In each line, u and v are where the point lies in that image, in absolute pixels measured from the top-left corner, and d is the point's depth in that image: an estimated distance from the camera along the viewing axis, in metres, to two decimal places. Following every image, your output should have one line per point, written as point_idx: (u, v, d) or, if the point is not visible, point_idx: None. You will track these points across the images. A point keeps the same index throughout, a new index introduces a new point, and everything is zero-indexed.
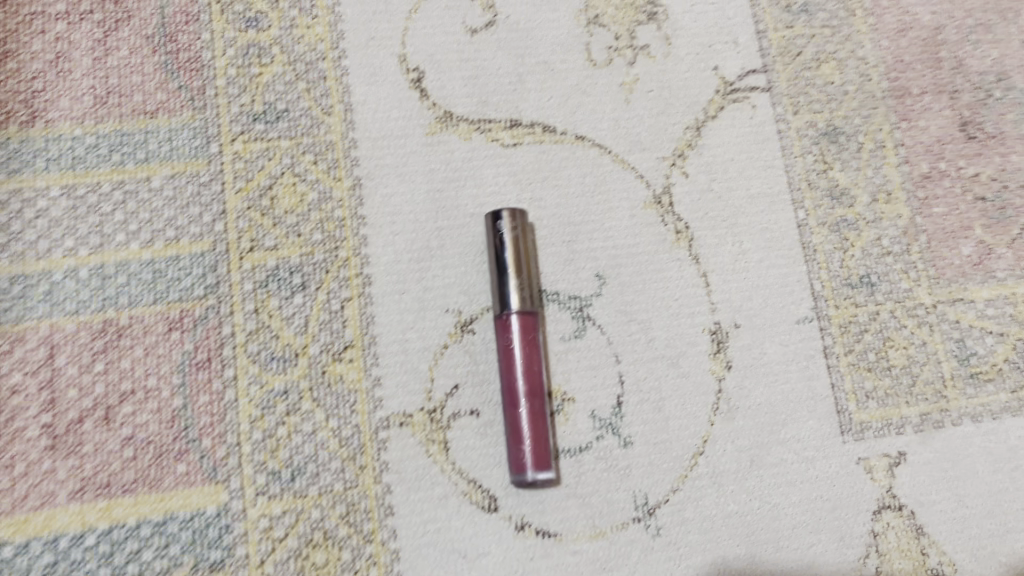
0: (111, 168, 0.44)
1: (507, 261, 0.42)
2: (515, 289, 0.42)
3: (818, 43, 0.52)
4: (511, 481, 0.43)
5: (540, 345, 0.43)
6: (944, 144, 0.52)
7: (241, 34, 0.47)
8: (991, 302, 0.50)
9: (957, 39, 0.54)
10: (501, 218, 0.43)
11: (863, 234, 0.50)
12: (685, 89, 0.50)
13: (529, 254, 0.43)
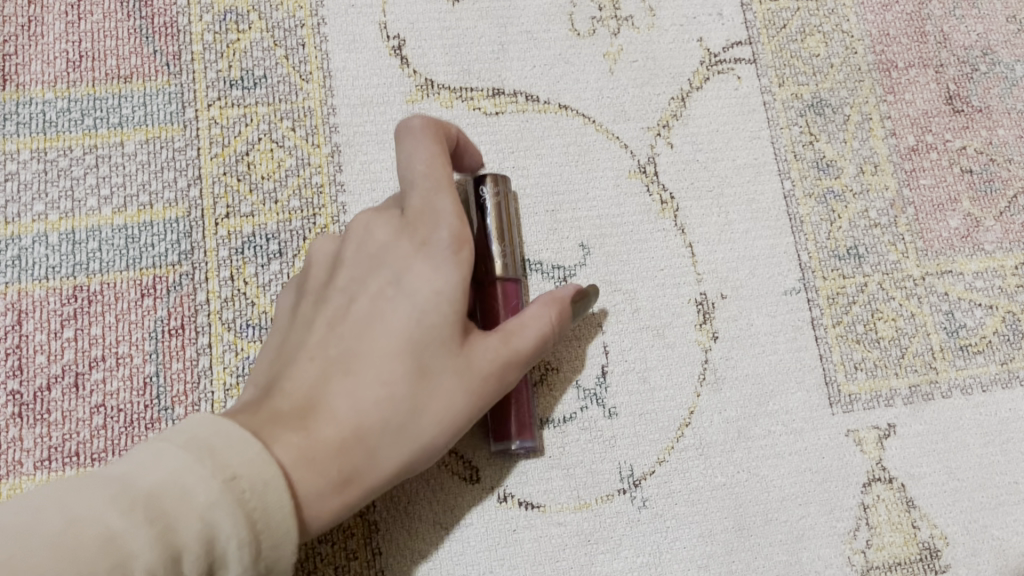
0: (83, 132, 0.43)
1: (488, 220, 0.42)
2: (497, 255, 0.42)
3: (802, 17, 0.52)
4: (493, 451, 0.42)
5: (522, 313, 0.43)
6: (930, 118, 0.51)
7: (218, 0, 0.46)
8: (979, 274, 0.49)
9: (943, 14, 0.53)
10: (482, 179, 0.43)
11: (850, 206, 0.49)
12: (670, 60, 0.50)
13: (510, 217, 0.43)
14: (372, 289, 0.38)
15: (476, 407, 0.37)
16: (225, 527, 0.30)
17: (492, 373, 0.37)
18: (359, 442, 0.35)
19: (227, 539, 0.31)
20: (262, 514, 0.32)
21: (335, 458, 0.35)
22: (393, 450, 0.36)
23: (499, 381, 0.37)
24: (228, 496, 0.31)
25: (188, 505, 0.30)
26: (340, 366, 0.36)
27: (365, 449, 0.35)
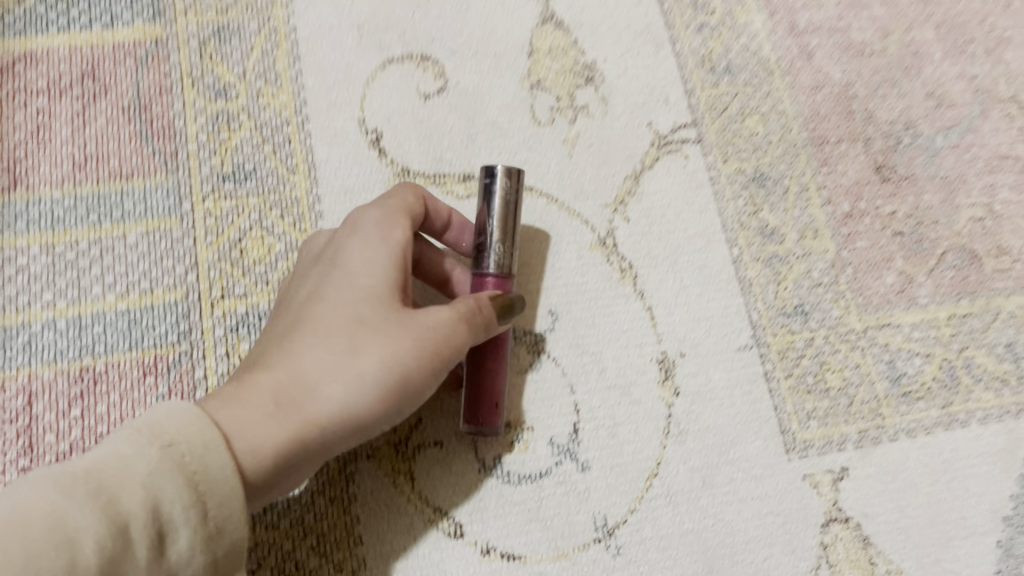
0: (88, 226, 0.47)
1: (492, 216, 0.44)
2: (496, 251, 0.45)
3: (741, 100, 0.58)
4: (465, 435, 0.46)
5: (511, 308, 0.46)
6: (862, 186, 0.57)
7: (210, 103, 0.51)
8: (916, 326, 0.54)
9: (867, 94, 0.60)
10: (493, 172, 0.45)
11: (794, 268, 0.54)
12: (623, 143, 0.55)
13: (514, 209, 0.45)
14: (312, 279, 0.43)
15: (414, 361, 0.40)
16: (169, 492, 0.32)
17: (430, 329, 0.40)
18: (299, 397, 0.38)
19: (172, 503, 0.32)
20: (205, 472, 0.33)
21: (276, 413, 0.37)
22: (333, 402, 0.38)
23: (433, 337, 0.40)
24: (168, 459, 0.33)
25: (131, 477, 0.32)
26: (283, 335, 0.41)
27: (305, 404, 0.38)
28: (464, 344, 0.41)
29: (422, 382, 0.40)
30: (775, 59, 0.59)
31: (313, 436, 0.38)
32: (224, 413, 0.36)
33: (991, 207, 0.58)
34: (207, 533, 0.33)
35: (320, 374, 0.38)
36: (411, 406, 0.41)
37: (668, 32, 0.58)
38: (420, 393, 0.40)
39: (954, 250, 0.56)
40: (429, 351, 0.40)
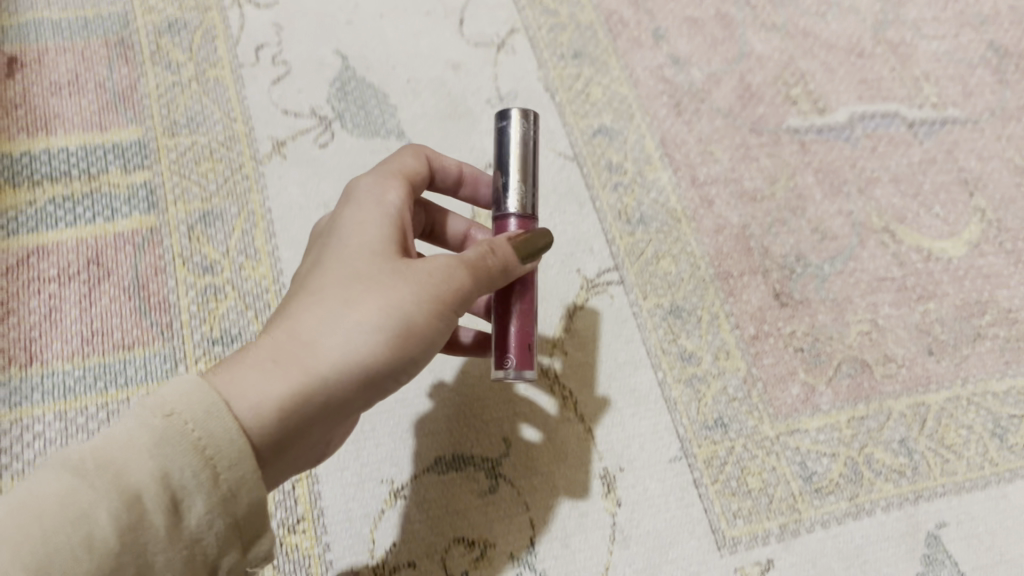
0: (97, 392, 0.56)
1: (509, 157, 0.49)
2: (515, 192, 0.50)
3: (655, 245, 0.68)
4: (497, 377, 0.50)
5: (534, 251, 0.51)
6: (765, 311, 0.66)
7: (199, 278, 0.60)
8: (821, 429, 0.62)
9: (762, 232, 0.70)
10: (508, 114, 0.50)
11: (711, 385, 0.62)
12: (556, 289, 0.65)
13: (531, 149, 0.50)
14: (313, 254, 0.47)
15: (409, 312, 0.43)
16: (179, 460, 0.36)
17: (420, 287, 0.44)
18: (304, 348, 0.42)
19: (180, 470, 0.36)
20: (211, 440, 0.37)
21: (281, 366, 0.41)
22: (337, 352, 0.42)
23: (425, 288, 0.44)
24: (169, 426, 0.37)
25: (137, 451, 0.36)
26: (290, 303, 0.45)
27: (309, 354, 0.42)
28: (463, 290, 0.45)
29: (424, 327, 0.44)
30: (680, 208, 0.70)
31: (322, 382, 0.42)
32: (235, 371, 0.40)
33: (876, 322, 0.68)
34: (221, 493, 0.37)
35: (322, 331, 0.42)
36: (417, 355, 0.44)
37: (588, 192, 0.69)
38: (423, 341, 0.44)
39: (848, 361, 0.65)
40: (422, 301, 0.43)
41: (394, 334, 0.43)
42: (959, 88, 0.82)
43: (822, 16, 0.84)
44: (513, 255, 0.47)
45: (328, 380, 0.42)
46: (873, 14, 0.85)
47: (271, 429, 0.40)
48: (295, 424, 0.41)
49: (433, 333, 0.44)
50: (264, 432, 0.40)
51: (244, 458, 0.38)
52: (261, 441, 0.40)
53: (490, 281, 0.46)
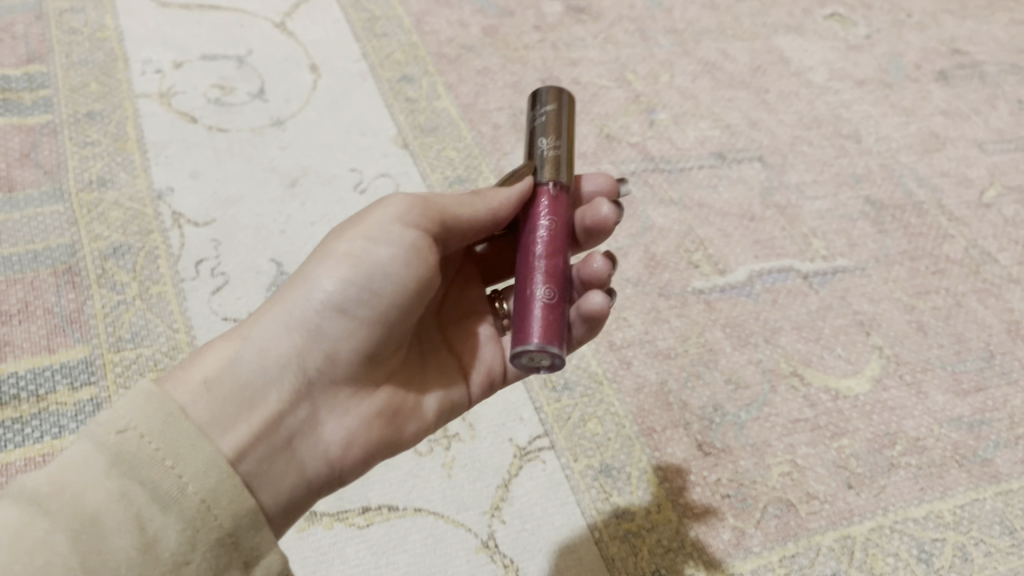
0: None
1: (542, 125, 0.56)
2: (545, 164, 0.55)
3: (581, 408, 0.73)
4: (517, 352, 0.52)
5: (563, 230, 0.54)
6: (690, 462, 0.71)
7: None
8: (755, 571, 0.66)
9: (679, 387, 0.75)
10: (545, 94, 0.56)
11: (646, 538, 0.66)
12: (491, 459, 0.69)
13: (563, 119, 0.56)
14: None
15: (335, 250, 0.53)
16: (134, 474, 0.44)
17: (343, 233, 0.54)
18: (243, 327, 0.52)
19: (138, 473, 0.44)
20: (168, 446, 0.45)
21: (224, 348, 0.51)
22: (267, 315, 0.52)
23: (358, 223, 0.53)
24: (122, 440, 0.44)
25: (95, 475, 0.43)
26: None
27: (247, 326, 0.52)
28: (394, 211, 0.53)
29: (360, 249, 0.52)
30: (601, 372, 0.75)
31: (261, 337, 0.51)
32: (186, 362, 0.51)
33: (795, 462, 0.72)
34: (178, 476, 0.45)
35: (258, 311, 0.53)
36: (377, 273, 0.52)
37: None
38: (366, 262, 0.52)
39: (773, 501, 0.69)
40: (346, 236, 0.53)
41: (326, 277, 0.52)
42: (844, 240, 0.91)
43: (713, 188, 0.93)
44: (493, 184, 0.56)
45: (265, 332, 0.52)
46: (759, 182, 0.95)
47: (218, 392, 0.49)
48: (242, 393, 0.50)
49: (372, 248, 0.52)
50: (208, 409, 0.48)
51: (182, 420, 0.46)
52: (211, 403, 0.48)
53: (464, 199, 0.55)
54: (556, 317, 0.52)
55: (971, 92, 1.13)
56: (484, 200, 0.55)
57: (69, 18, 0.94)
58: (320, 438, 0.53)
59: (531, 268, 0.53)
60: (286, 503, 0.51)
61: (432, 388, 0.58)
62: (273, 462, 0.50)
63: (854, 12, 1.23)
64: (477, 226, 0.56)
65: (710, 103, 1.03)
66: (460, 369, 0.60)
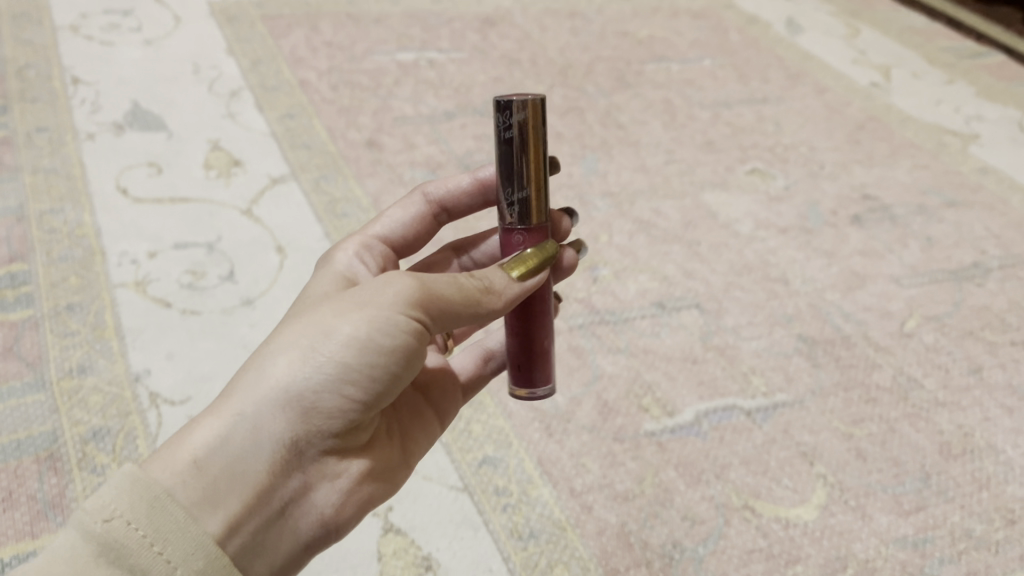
0: None
1: (524, 146, 0.61)
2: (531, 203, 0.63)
3: (547, 555, 0.76)
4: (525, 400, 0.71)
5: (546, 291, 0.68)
6: None
7: None
8: None
9: (639, 527, 0.79)
10: (520, 112, 0.60)
11: None
12: None
13: (539, 130, 0.61)
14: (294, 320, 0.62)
15: (334, 331, 0.55)
16: (123, 562, 0.49)
17: (340, 310, 0.55)
18: (233, 399, 0.54)
19: (127, 558, 0.49)
20: (155, 533, 0.50)
21: (215, 418, 0.54)
22: (258, 392, 0.54)
23: (361, 304, 0.55)
24: (109, 528, 0.50)
25: (83, 564, 0.49)
26: None
27: (238, 402, 0.54)
28: (389, 305, 0.55)
29: (360, 333, 0.54)
30: (564, 518, 0.79)
31: (252, 412, 0.54)
32: (174, 437, 0.54)
33: None
34: (164, 562, 0.50)
35: (247, 381, 0.55)
36: (371, 355, 0.54)
37: (480, 517, 0.79)
38: (364, 349, 0.54)
39: None
40: (346, 318, 0.55)
41: (324, 360, 0.54)
42: (782, 376, 0.98)
43: (656, 335, 1.01)
44: (506, 281, 0.61)
45: (256, 409, 0.54)
46: (698, 327, 1.03)
47: (206, 472, 0.53)
48: (233, 469, 0.53)
49: (367, 343, 0.54)
50: (197, 489, 0.52)
51: (169, 506, 0.51)
52: (198, 484, 0.52)
53: (473, 300, 0.58)
54: (544, 376, 0.70)
55: (884, 232, 1.24)
56: (489, 299, 0.59)
57: (49, 218, 1.02)
58: (313, 504, 0.56)
59: (530, 330, 0.68)
60: (277, 564, 0.55)
61: (410, 428, 0.67)
62: (265, 532, 0.54)
63: (772, 166, 1.35)
64: (483, 318, 0.59)
65: (647, 258, 1.12)
66: (421, 394, 0.69)
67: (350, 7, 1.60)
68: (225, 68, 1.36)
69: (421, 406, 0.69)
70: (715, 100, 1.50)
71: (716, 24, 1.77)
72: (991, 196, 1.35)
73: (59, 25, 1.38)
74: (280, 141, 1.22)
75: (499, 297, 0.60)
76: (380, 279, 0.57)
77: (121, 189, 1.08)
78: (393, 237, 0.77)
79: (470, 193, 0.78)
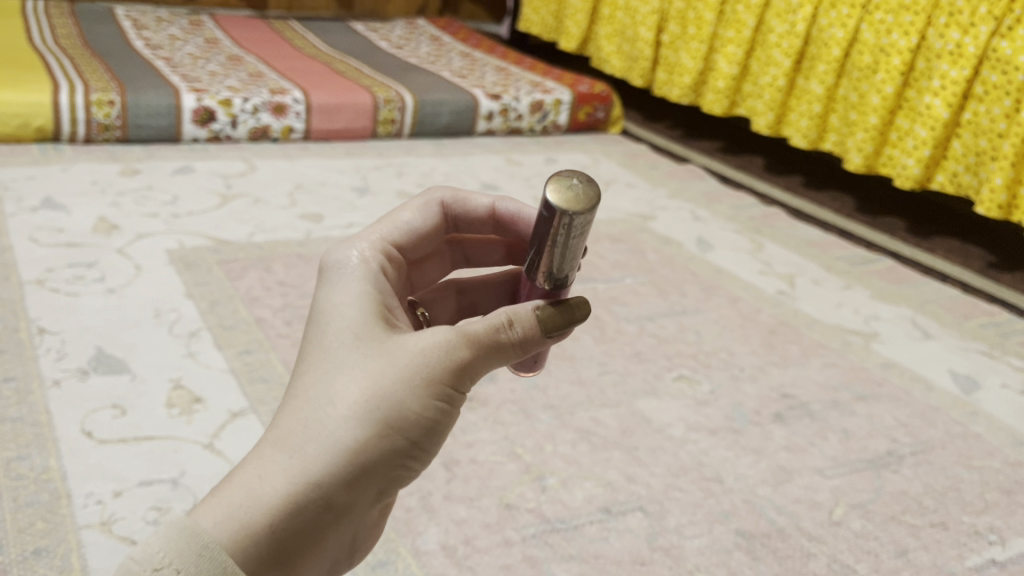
0: None
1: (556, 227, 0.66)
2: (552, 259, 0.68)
3: None
4: None
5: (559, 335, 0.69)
6: None
7: None
8: None
9: None
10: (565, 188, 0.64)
11: None
12: None
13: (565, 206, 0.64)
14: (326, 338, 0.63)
15: (398, 407, 0.61)
16: None
17: (409, 384, 0.61)
18: (297, 463, 0.59)
19: None
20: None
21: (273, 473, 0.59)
22: (323, 456, 0.59)
23: (422, 376, 0.61)
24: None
25: None
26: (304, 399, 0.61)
27: (306, 470, 0.59)
28: (447, 383, 0.61)
29: (420, 411, 0.61)
30: None
31: (321, 479, 0.59)
32: (232, 494, 0.57)
33: None
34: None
35: (311, 442, 0.59)
36: (422, 430, 0.62)
37: None
38: (423, 425, 0.62)
39: None
40: (409, 395, 0.61)
41: (387, 435, 0.61)
42: (724, 572, 1.04)
43: (605, 539, 1.06)
44: (538, 330, 0.64)
45: (327, 477, 0.59)
46: (643, 529, 1.09)
47: (278, 537, 0.58)
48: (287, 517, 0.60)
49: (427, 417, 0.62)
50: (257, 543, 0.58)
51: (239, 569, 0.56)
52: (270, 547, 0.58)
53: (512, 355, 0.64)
54: None
55: (804, 427, 1.34)
56: (512, 343, 0.64)
57: (16, 465, 1.05)
58: None
59: None
60: None
61: None
62: None
63: (697, 371, 1.47)
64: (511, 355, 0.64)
65: (590, 465, 1.20)
66: None
67: (300, 249, 1.74)
68: (185, 311, 1.45)
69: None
70: (640, 314, 1.64)
71: (634, 246, 1.96)
72: (895, 388, 1.48)
73: (25, 280, 1.47)
74: (238, 376, 1.30)
75: (528, 345, 0.64)
76: (426, 341, 0.61)
77: (86, 431, 1.13)
78: (409, 238, 0.73)
79: (483, 217, 0.78)
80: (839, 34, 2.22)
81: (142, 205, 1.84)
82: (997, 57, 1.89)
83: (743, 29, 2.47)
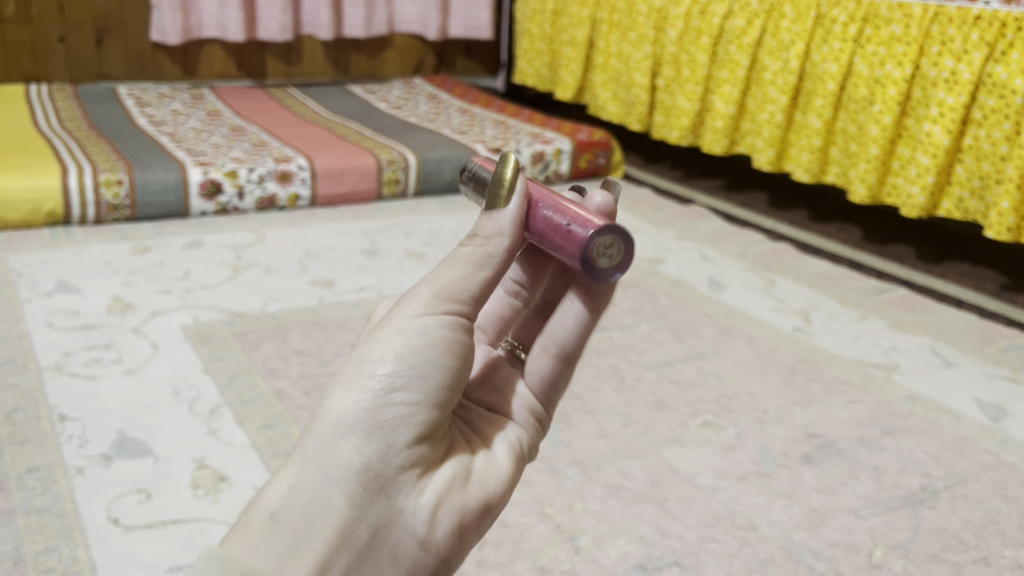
0: None
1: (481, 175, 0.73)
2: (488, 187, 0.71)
3: None
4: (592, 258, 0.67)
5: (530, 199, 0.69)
6: None
7: None
8: None
9: None
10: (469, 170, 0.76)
11: None
12: None
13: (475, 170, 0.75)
14: None
15: (369, 355, 0.63)
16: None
17: (375, 335, 0.64)
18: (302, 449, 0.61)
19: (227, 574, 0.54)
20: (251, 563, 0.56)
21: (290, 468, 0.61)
22: (323, 431, 0.61)
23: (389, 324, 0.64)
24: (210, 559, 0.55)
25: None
26: None
27: (303, 448, 0.61)
28: (422, 312, 0.64)
29: (394, 346, 0.63)
30: None
31: (325, 451, 0.61)
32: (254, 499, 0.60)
33: None
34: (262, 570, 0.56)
35: (310, 427, 0.62)
36: (408, 361, 0.62)
37: None
38: (401, 356, 0.62)
39: None
40: (379, 340, 0.63)
41: (371, 380, 0.62)
42: None
43: None
44: (495, 218, 0.66)
45: (328, 443, 0.61)
46: None
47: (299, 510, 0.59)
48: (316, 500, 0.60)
49: (409, 351, 0.62)
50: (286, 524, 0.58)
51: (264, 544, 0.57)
52: (292, 518, 0.58)
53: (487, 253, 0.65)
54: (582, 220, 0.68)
55: (834, 467, 1.33)
56: (492, 245, 0.65)
57: (45, 558, 1.05)
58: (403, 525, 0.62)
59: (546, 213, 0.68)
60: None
61: (487, 434, 0.73)
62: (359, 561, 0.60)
63: (720, 416, 1.46)
64: (502, 261, 0.66)
65: (622, 521, 1.18)
66: (493, 412, 0.76)
67: (313, 316, 1.74)
68: (204, 388, 1.45)
69: (490, 414, 0.76)
70: (658, 360, 1.63)
71: (646, 291, 1.96)
72: (922, 420, 1.47)
73: (44, 366, 1.48)
74: (262, 451, 1.29)
75: (501, 237, 0.66)
76: (404, 296, 0.66)
77: (112, 518, 1.12)
78: None
79: None
80: (834, 68, 2.24)
81: (155, 283, 1.84)
82: (994, 81, 1.90)
83: (737, 68, 2.50)
